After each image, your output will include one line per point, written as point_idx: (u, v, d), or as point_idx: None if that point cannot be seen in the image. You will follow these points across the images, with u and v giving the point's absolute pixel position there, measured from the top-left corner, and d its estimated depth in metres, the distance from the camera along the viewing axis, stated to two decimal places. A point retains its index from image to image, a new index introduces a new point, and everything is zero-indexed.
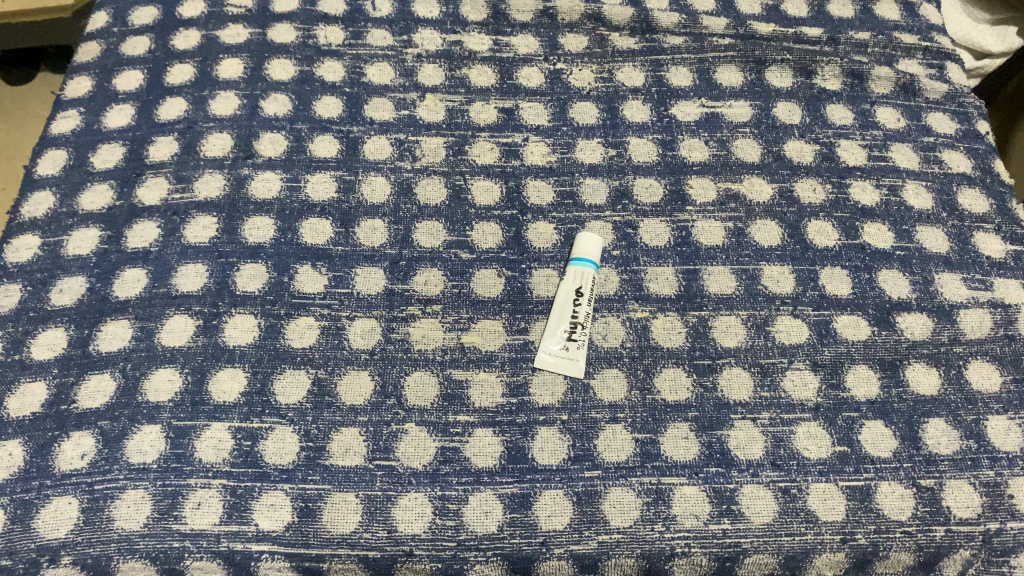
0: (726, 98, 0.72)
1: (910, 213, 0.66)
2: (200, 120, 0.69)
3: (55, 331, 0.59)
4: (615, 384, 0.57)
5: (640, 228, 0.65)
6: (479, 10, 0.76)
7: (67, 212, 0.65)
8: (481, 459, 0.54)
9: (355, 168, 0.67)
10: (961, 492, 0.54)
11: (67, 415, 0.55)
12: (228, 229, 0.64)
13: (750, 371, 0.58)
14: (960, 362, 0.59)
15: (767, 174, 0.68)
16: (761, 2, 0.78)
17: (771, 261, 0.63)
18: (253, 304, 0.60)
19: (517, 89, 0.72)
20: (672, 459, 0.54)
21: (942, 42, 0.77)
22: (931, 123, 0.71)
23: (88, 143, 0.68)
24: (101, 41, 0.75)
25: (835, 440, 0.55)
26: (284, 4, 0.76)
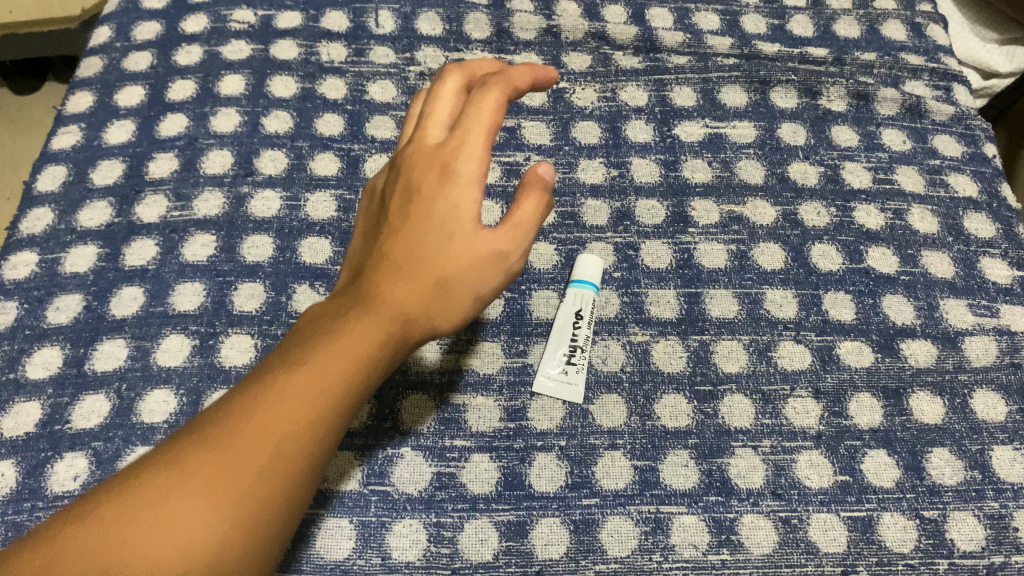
0: (730, 118, 0.71)
1: (915, 237, 0.65)
2: (201, 137, 0.69)
3: (51, 350, 0.58)
4: (615, 410, 0.56)
5: (642, 249, 0.64)
6: (483, 27, 0.76)
7: (65, 229, 0.64)
8: (478, 486, 0.53)
9: (356, 187, 0.66)
10: (966, 524, 0.53)
11: (61, 436, 0.55)
12: (227, 247, 0.63)
13: (752, 398, 0.57)
14: (965, 390, 0.58)
15: (771, 196, 0.67)
16: (767, 21, 0.78)
17: (774, 285, 0.62)
18: (250, 324, 0.60)
19: (519, 108, 0.71)
20: (671, 487, 0.54)
21: (949, 63, 0.76)
22: (937, 145, 0.71)
23: (88, 159, 0.68)
24: (103, 55, 0.75)
25: (837, 469, 0.55)
26: (287, 20, 0.76)
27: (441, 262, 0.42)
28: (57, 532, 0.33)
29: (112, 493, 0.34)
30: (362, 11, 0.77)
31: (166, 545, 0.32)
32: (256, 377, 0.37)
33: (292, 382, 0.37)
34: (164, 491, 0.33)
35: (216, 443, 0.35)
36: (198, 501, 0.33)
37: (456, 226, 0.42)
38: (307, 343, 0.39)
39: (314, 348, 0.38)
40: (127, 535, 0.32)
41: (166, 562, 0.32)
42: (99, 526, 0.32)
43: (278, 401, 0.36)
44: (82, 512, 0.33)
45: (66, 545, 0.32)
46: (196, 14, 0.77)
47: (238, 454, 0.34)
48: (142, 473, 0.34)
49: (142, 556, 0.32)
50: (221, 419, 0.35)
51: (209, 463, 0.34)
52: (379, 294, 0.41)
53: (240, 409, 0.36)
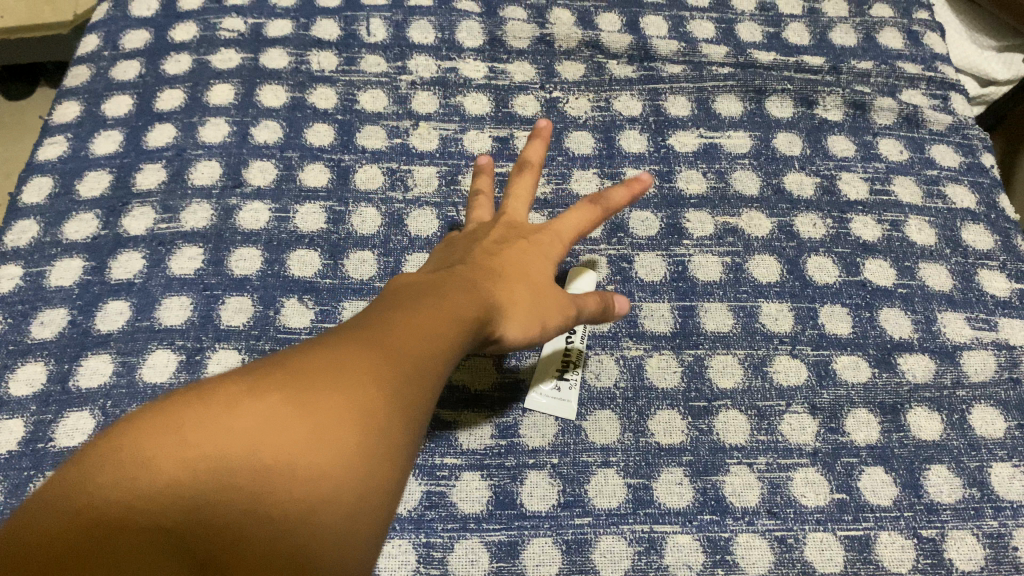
0: (725, 128, 0.70)
1: (913, 249, 0.65)
2: (189, 148, 0.68)
3: (35, 366, 0.57)
4: (608, 426, 0.55)
5: (636, 262, 0.63)
6: (475, 35, 0.75)
7: (51, 241, 0.63)
8: (468, 505, 0.52)
9: (346, 199, 0.66)
10: (964, 543, 0.52)
11: (44, 454, 0.54)
12: (214, 260, 0.62)
13: (747, 414, 0.56)
14: (963, 406, 0.57)
15: (766, 208, 0.66)
16: (762, 29, 0.77)
17: (769, 298, 0.62)
18: (237, 339, 0.59)
19: (512, 118, 0.70)
20: (665, 506, 0.53)
21: (947, 72, 0.75)
22: (934, 155, 0.70)
23: (74, 170, 0.67)
24: (91, 64, 0.74)
25: (834, 486, 0.54)
26: (277, 29, 0.75)
27: (529, 290, 0.48)
28: (176, 414, 0.30)
29: (237, 386, 0.31)
30: (353, 19, 0.76)
31: (300, 453, 0.30)
32: (371, 324, 0.37)
33: (418, 335, 0.37)
34: (301, 398, 0.31)
35: (349, 366, 0.33)
36: (336, 419, 0.31)
37: (544, 274, 0.50)
38: (423, 304, 0.40)
39: (432, 311, 0.39)
40: (264, 433, 0.30)
41: (299, 473, 0.30)
42: (234, 417, 0.30)
43: (405, 349, 0.36)
44: (201, 398, 0.30)
45: (191, 429, 0.29)
46: (185, 22, 0.76)
47: (371, 384, 0.33)
48: (272, 375, 0.32)
49: (273, 460, 0.30)
50: (348, 348, 0.35)
51: (346, 385, 0.33)
52: (483, 285, 0.45)
53: (369, 344, 0.35)
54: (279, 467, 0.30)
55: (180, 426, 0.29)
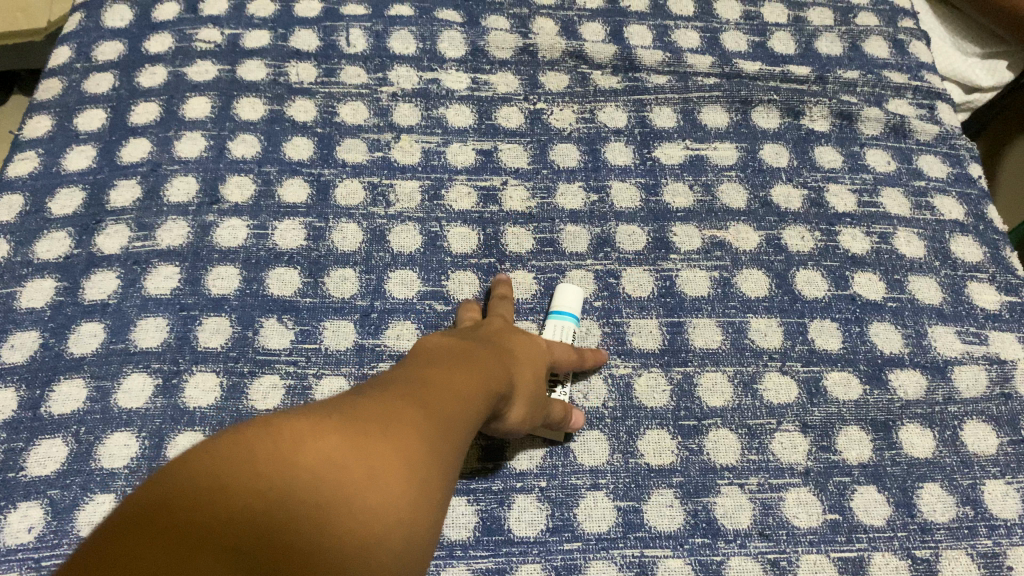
0: (711, 140, 0.69)
1: (902, 262, 0.64)
2: (164, 163, 0.66)
3: (4, 392, 0.55)
4: (597, 447, 0.54)
5: (623, 277, 0.62)
6: (458, 46, 0.74)
7: (21, 261, 0.61)
8: (455, 531, 0.51)
9: (326, 215, 0.64)
10: (958, 563, 0.52)
11: (15, 484, 0.52)
12: (191, 279, 0.61)
13: (737, 433, 0.55)
14: (955, 422, 0.57)
15: (754, 221, 0.65)
16: (747, 39, 0.76)
17: (758, 313, 0.61)
18: (215, 361, 0.57)
19: (495, 130, 0.69)
20: (656, 529, 0.52)
21: (933, 81, 0.75)
22: (922, 166, 0.69)
23: (46, 187, 0.65)
24: (63, 76, 0.72)
25: (826, 507, 0.53)
26: (255, 39, 0.73)
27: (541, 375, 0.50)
28: (264, 435, 0.33)
29: (319, 420, 0.34)
30: (332, 30, 0.74)
31: (361, 487, 0.33)
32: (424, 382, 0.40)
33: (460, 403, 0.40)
34: (367, 434, 0.35)
35: (404, 415, 0.37)
36: (392, 454, 0.35)
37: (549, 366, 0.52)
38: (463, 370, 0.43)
39: (470, 378, 0.43)
40: (352, 447, 0.34)
41: (361, 500, 0.33)
42: (316, 442, 0.33)
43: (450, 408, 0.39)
44: (287, 422, 0.34)
45: (277, 448, 0.32)
46: (160, 33, 0.74)
47: (421, 434, 0.37)
48: (344, 414, 0.35)
49: (343, 480, 0.33)
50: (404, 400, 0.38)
51: (402, 430, 0.36)
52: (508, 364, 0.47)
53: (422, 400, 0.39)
54: (345, 488, 0.33)
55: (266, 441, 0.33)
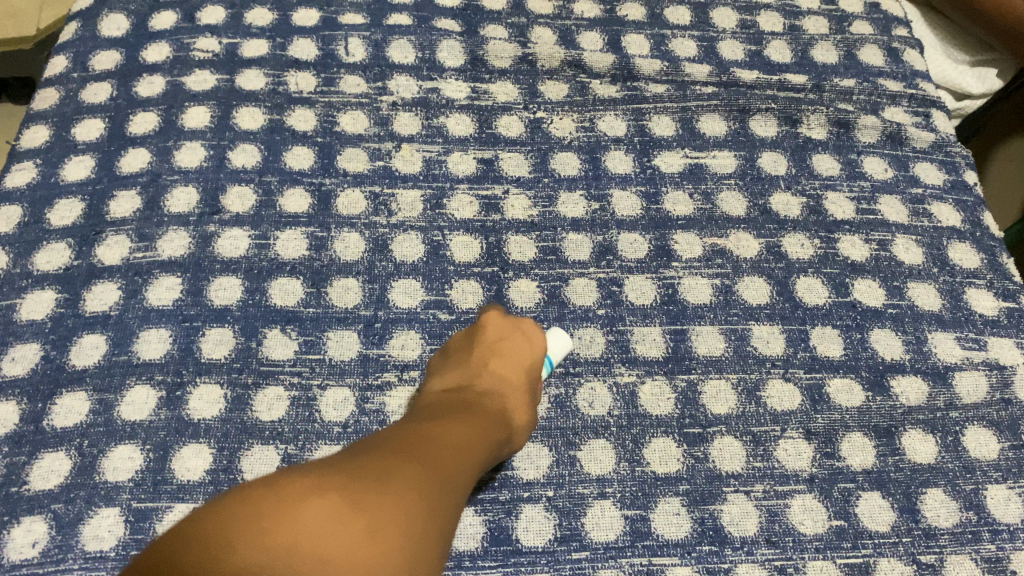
0: (710, 148, 0.70)
1: (901, 268, 0.64)
2: (164, 173, 0.66)
3: (6, 405, 0.55)
4: (604, 456, 0.55)
5: (626, 285, 0.62)
6: (456, 55, 0.74)
7: (20, 273, 0.61)
8: (463, 542, 0.51)
9: (328, 224, 0.64)
10: (963, 568, 0.52)
11: (18, 499, 0.52)
12: (193, 290, 0.60)
13: (742, 440, 0.56)
14: (956, 427, 0.57)
15: (754, 229, 0.66)
16: (744, 47, 0.77)
17: (760, 320, 0.61)
18: (219, 372, 0.57)
19: (496, 139, 0.69)
20: (664, 538, 0.52)
21: (927, 88, 0.75)
22: (918, 173, 0.70)
23: (44, 198, 0.65)
24: (60, 86, 0.71)
25: (831, 513, 0.53)
26: (253, 49, 0.73)
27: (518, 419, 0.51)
28: (251, 504, 0.33)
29: (305, 485, 0.34)
30: (331, 39, 0.74)
31: (363, 537, 0.33)
32: (404, 451, 0.41)
33: (442, 470, 0.40)
34: (355, 497, 0.35)
35: (389, 480, 0.37)
36: (383, 517, 0.34)
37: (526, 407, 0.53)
38: (440, 438, 0.43)
39: (449, 446, 0.43)
40: (341, 510, 0.33)
41: (364, 549, 0.32)
42: (305, 506, 0.33)
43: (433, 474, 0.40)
44: (272, 490, 0.34)
45: (265, 515, 0.32)
46: (157, 42, 0.74)
47: (409, 497, 0.36)
48: (328, 479, 0.35)
49: (335, 539, 0.32)
50: (386, 466, 0.38)
51: (388, 493, 0.36)
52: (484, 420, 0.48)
53: (406, 466, 0.39)
54: (339, 545, 0.32)
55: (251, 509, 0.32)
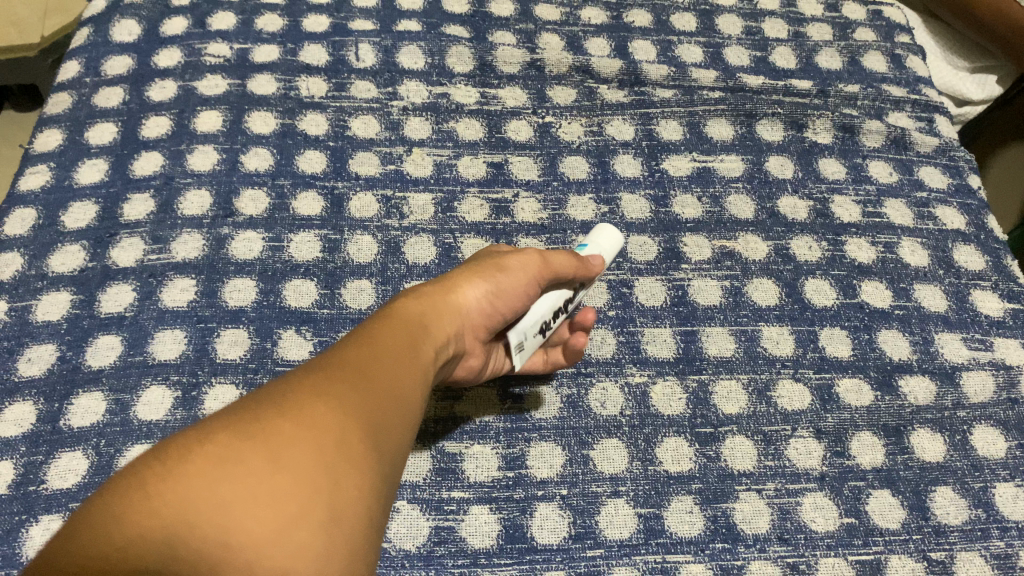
0: (717, 152, 0.71)
1: (907, 271, 0.65)
2: (177, 176, 0.67)
3: (23, 406, 0.55)
4: (617, 455, 0.55)
5: (636, 286, 0.63)
6: (466, 61, 0.74)
7: (36, 275, 0.61)
8: (478, 540, 0.51)
9: (340, 227, 0.65)
10: (973, 565, 0.53)
11: (36, 498, 0.52)
12: (208, 291, 0.61)
13: (753, 440, 0.56)
14: (964, 427, 0.58)
15: (762, 231, 0.66)
16: (749, 53, 0.78)
17: (769, 321, 0.62)
18: (234, 373, 0.57)
19: (505, 143, 0.70)
20: (677, 535, 0.52)
21: (930, 94, 0.76)
22: (922, 177, 0.71)
23: (58, 201, 0.65)
24: (72, 91, 0.72)
25: (842, 511, 0.54)
26: (264, 54, 0.74)
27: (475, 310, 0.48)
28: (158, 477, 0.30)
29: (215, 437, 0.31)
30: (341, 45, 0.75)
31: (258, 475, 0.30)
32: (334, 361, 0.37)
33: (379, 379, 0.38)
34: (273, 440, 0.32)
35: (317, 404, 0.34)
36: (311, 459, 0.32)
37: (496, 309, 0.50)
38: (378, 339, 0.40)
39: (393, 350, 0.40)
40: (262, 465, 0.31)
41: (262, 491, 0.30)
42: (218, 469, 0.30)
43: (369, 383, 0.37)
44: (179, 455, 0.30)
45: (173, 490, 0.29)
46: (169, 48, 0.74)
47: (340, 422, 0.34)
48: (242, 421, 0.32)
49: (261, 501, 0.30)
50: (312, 386, 0.35)
51: (313, 423, 0.33)
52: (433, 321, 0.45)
53: (335, 381, 0.36)
54: (267, 509, 0.30)
55: (156, 485, 0.29)
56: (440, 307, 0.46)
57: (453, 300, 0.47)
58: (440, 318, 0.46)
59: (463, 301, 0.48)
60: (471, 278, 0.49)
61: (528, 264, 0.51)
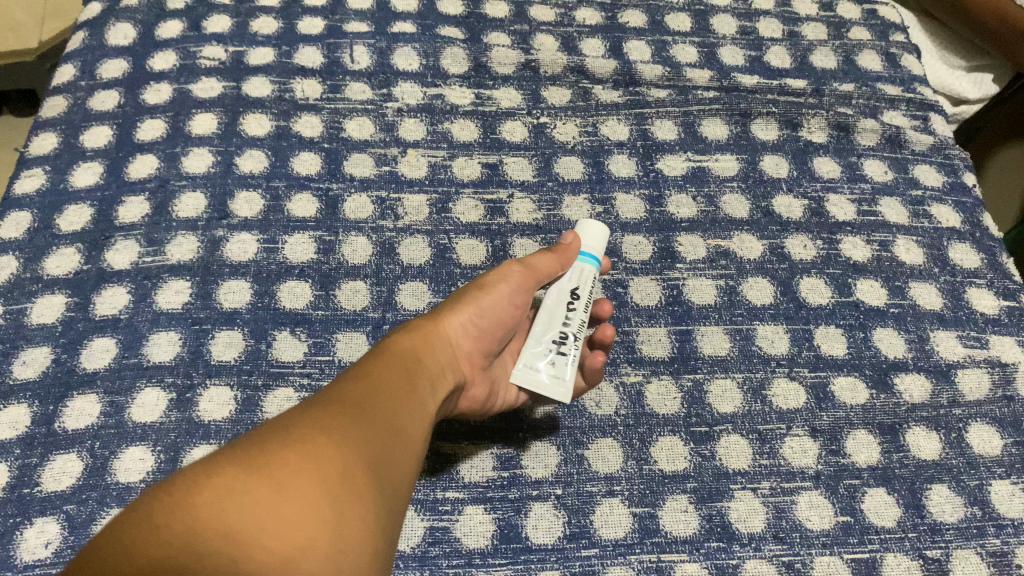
0: (712, 152, 0.71)
1: (902, 269, 0.65)
2: (172, 179, 0.67)
3: (18, 408, 0.55)
4: (612, 455, 0.55)
5: (631, 286, 0.63)
6: (460, 62, 0.75)
7: (31, 277, 0.61)
8: (472, 540, 0.51)
9: (335, 229, 0.65)
10: (969, 563, 0.53)
11: (30, 500, 0.52)
12: (203, 293, 0.61)
13: (749, 439, 0.56)
14: (960, 424, 0.58)
15: (757, 230, 0.66)
16: (744, 53, 0.78)
17: (765, 320, 0.62)
18: (229, 374, 0.57)
19: (500, 144, 0.70)
20: (672, 535, 0.52)
21: (925, 93, 0.76)
22: (918, 176, 0.71)
23: (53, 204, 0.65)
24: (68, 95, 0.72)
25: (837, 509, 0.54)
26: (259, 57, 0.74)
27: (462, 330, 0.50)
28: (168, 509, 0.31)
29: (224, 470, 0.33)
30: (336, 47, 0.75)
31: (266, 504, 0.32)
32: (336, 400, 0.39)
33: (380, 417, 0.39)
34: (278, 473, 0.33)
35: (319, 439, 0.35)
36: (316, 490, 0.33)
37: (485, 327, 0.51)
38: (378, 376, 0.42)
39: (393, 386, 0.42)
40: (269, 496, 0.32)
41: (268, 517, 0.31)
42: (225, 500, 0.31)
43: (369, 419, 0.38)
44: (189, 488, 0.32)
45: (184, 520, 0.31)
46: (164, 51, 0.75)
47: (344, 456, 0.35)
48: (249, 456, 0.34)
49: (267, 530, 0.31)
50: (315, 421, 0.37)
51: (319, 456, 0.34)
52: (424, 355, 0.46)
53: (338, 418, 0.37)
54: (273, 537, 0.31)
55: (167, 517, 0.31)
56: (428, 339, 0.47)
57: (439, 329, 0.48)
58: (432, 350, 0.47)
59: (450, 329, 0.49)
60: (455, 306, 0.50)
61: (509, 277, 0.52)
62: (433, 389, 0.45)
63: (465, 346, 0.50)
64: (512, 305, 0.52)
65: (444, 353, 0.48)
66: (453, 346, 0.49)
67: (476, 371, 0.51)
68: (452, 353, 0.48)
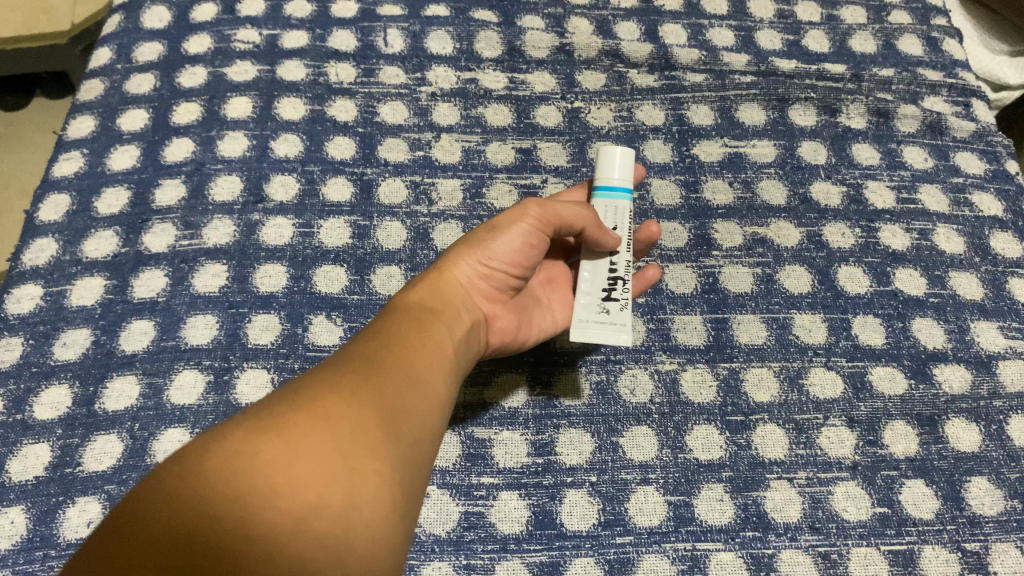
0: (750, 137, 0.70)
1: (942, 258, 0.65)
2: (208, 162, 0.67)
3: (59, 389, 0.56)
4: (646, 442, 0.55)
5: (666, 274, 0.62)
6: (494, 45, 0.74)
7: (70, 260, 0.62)
8: (508, 526, 0.51)
9: (370, 213, 0.65)
10: (1008, 556, 0.52)
11: (72, 480, 0.53)
12: (240, 277, 0.61)
13: (786, 429, 0.56)
14: (1000, 417, 0.57)
15: (794, 217, 0.66)
16: (781, 37, 0.76)
17: (802, 309, 0.61)
18: (266, 358, 0.58)
19: (534, 129, 0.70)
20: (707, 523, 0.52)
21: (967, 79, 0.75)
22: (958, 163, 0.70)
23: (91, 187, 0.66)
24: (104, 78, 0.72)
25: (874, 500, 0.54)
26: (293, 40, 0.74)
27: (472, 261, 0.49)
28: (179, 479, 0.33)
29: (236, 436, 0.35)
30: (370, 30, 0.75)
31: (277, 465, 0.33)
32: (349, 361, 0.41)
33: (395, 367, 0.41)
34: (290, 434, 0.35)
35: (331, 401, 0.37)
36: (327, 447, 0.35)
37: (500, 261, 0.50)
38: (390, 334, 0.44)
39: (405, 340, 0.43)
40: (279, 455, 0.34)
41: (280, 477, 0.33)
42: (236, 463, 0.33)
43: (387, 377, 0.40)
44: (199, 456, 0.34)
45: (195, 490, 0.32)
46: (199, 34, 0.75)
47: (355, 411, 0.37)
48: (261, 421, 0.35)
49: (278, 491, 0.33)
50: (330, 385, 0.38)
51: (331, 416, 0.36)
52: (431, 306, 0.47)
53: (351, 378, 0.39)
54: (284, 497, 0.33)
55: (179, 484, 0.33)
56: (437, 288, 0.48)
57: (446, 277, 0.49)
58: (441, 297, 0.48)
59: (456, 276, 0.49)
60: (462, 251, 0.50)
61: (526, 214, 0.50)
62: (449, 332, 0.46)
63: (480, 287, 0.50)
64: (529, 247, 0.50)
65: (455, 297, 0.49)
66: (463, 288, 0.50)
67: (496, 307, 0.51)
68: (463, 295, 0.49)
